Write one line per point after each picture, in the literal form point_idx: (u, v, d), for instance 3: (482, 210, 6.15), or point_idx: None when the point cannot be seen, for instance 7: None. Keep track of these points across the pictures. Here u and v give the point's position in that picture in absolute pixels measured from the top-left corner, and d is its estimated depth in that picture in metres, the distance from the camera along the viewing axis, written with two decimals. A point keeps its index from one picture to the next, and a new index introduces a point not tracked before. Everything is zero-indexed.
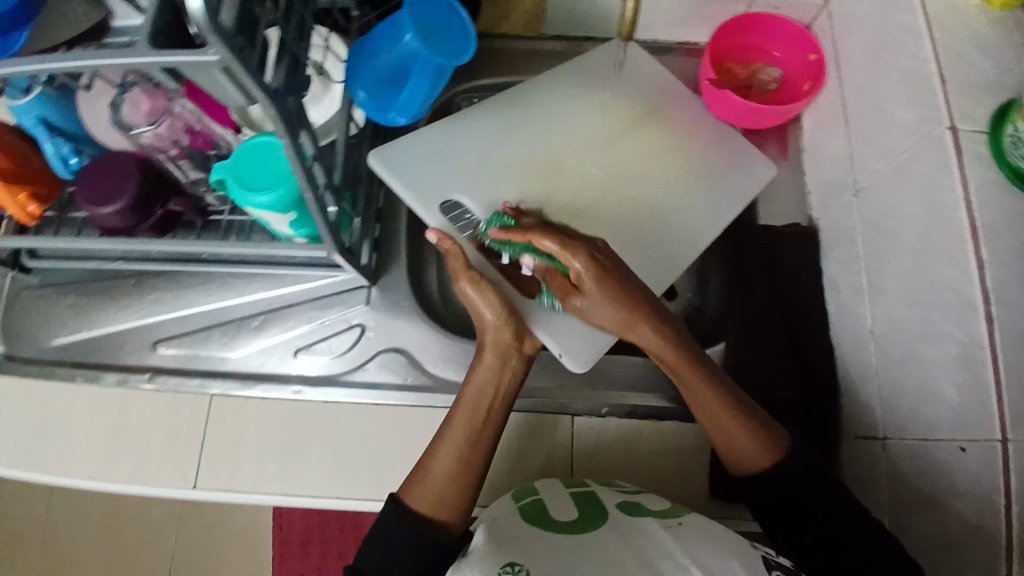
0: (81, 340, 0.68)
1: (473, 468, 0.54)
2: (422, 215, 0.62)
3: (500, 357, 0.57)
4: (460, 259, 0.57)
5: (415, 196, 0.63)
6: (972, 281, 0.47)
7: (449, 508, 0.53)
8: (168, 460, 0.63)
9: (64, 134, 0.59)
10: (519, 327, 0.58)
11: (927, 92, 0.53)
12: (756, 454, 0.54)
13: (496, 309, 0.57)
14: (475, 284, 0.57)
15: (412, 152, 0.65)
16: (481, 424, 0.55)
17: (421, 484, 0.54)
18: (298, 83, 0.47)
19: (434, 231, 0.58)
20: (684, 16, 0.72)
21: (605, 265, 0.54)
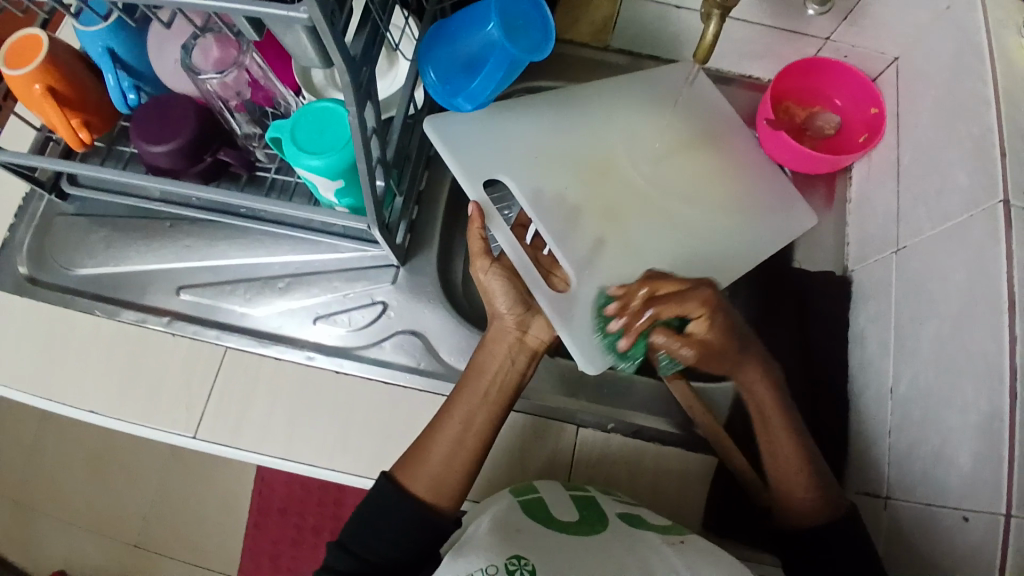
0: (106, 274, 0.68)
1: (464, 449, 0.54)
2: (466, 189, 0.62)
3: (503, 345, 0.58)
4: (479, 241, 0.58)
5: (462, 170, 0.63)
6: (1002, 355, 0.46)
7: (441, 489, 0.53)
8: (174, 406, 0.63)
9: (126, 69, 0.60)
10: (526, 318, 0.59)
11: (986, 160, 0.52)
12: (802, 498, 0.57)
13: (503, 296, 0.58)
14: (485, 269, 0.58)
15: (469, 127, 0.65)
16: (475, 406, 0.55)
17: (419, 465, 0.53)
18: (373, 57, 0.47)
19: (474, 206, 0.57)
20: (754, 51, 0.73)
21: (719, 312, 0.53)
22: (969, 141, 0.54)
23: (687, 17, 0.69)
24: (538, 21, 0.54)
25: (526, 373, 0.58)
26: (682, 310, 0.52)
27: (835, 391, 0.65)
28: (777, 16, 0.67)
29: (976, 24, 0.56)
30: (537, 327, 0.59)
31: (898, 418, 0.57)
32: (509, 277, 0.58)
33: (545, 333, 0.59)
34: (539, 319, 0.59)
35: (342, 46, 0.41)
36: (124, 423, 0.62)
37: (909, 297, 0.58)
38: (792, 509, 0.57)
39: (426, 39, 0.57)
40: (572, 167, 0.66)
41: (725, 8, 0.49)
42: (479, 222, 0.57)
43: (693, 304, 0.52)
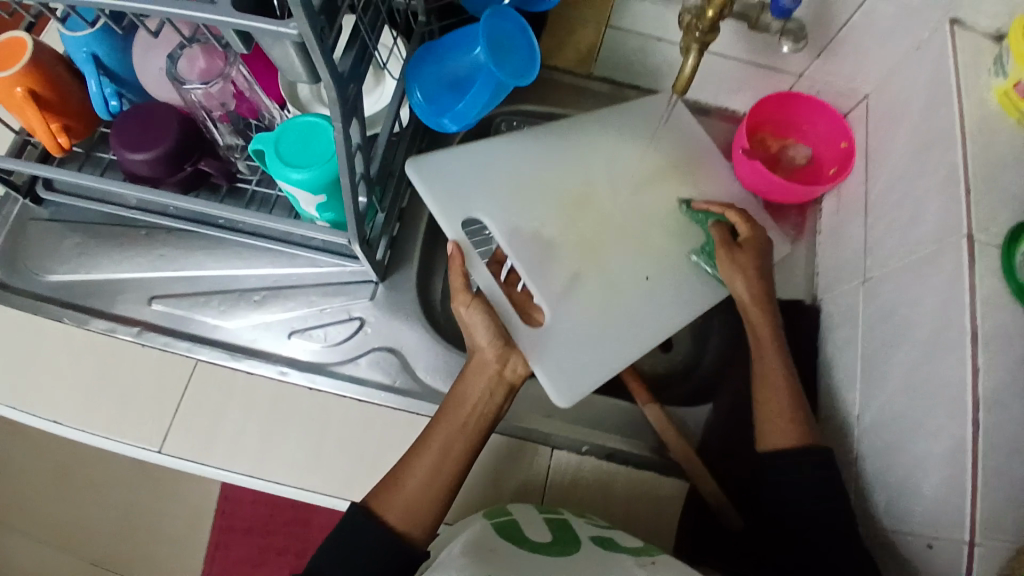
0: (78, 282, 0.67)
1: (440, 477, 0.53)
2: (444, 227, 0.63)
3: (482, 376, 0.57)
4: (460, 278, 0.59)
5: (441, 208, 0.64)
6: (966, 386, 0.48)
7: (416, 516, 0.52)
8: (142, 417, 0.62)
9: (109, 75, 0.60)
10: (506, 353, 0.58)
11: (952, 197, 0.54)
12: (786, 429, 0.57)
13: (483, 330, 0.58)
14: (467, 303, 0.58)
15: (451, 166, 0.66)
16: (453, 435, 0.55)
17: (393, 493, 0.52)
18: (361, 73, 0.48)
19: (453, 245, 0.59)
20: (731, 84, 0.75)
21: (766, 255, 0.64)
22: (937, 178, 0.56)
23: (668, 48, 0.71)
24: (524, 45, 0.55)
25: (504, 406, 0.57)
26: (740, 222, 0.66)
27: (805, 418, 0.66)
28: (755, 50, 0.69)
29: (943, 66, 0.58)
30: (516, 360, 0.59)
31: (865, 445, 0.58)
32: (489, 311, 0.59)
33: (523, 367, 0.59)
34: (518, 354, 0.59)
35: (330, 61, 0.42)
36: (88, 433, 0.61)
37: (877, 327, 0.60)
38: (781, 442, 0.57)
39: (412, 60, 0.57)
40: (553, 201, 0.67)
41: (704, 42, 0.50)
42: (459, 260, 0.59)
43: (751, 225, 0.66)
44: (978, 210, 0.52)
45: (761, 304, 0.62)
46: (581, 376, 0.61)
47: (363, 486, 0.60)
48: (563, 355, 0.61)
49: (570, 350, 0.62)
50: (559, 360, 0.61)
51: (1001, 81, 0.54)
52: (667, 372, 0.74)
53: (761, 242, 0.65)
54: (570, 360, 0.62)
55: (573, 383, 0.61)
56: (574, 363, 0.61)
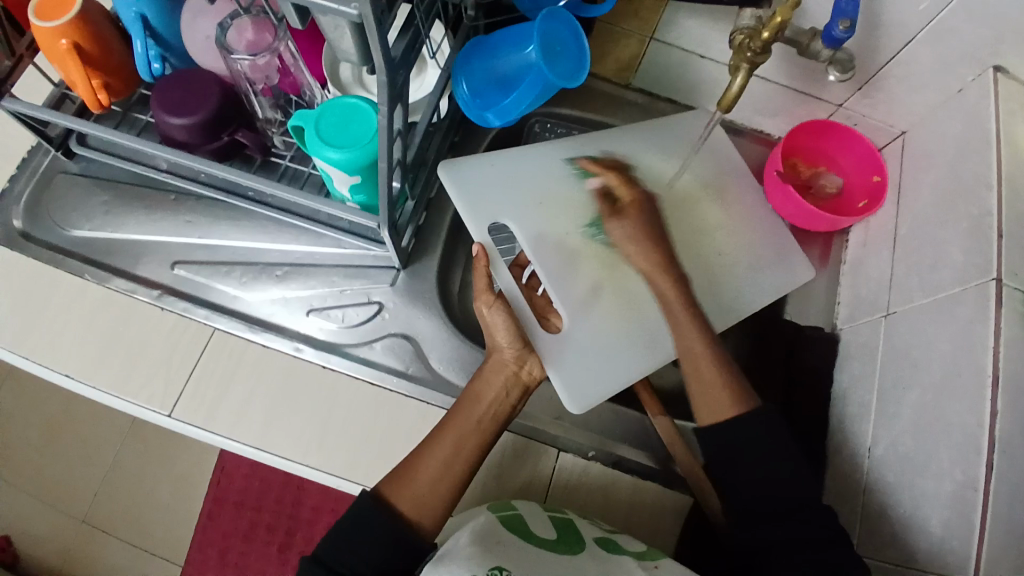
0: (102, 239, 0.67)
1: (452, 471, 0.53)
2: (471, 229, 0.64)
3: (499, 376, 0.58)
4: (485, 277, 0.59)
5: (471, 214, 0.64)
6: (983, 427, 0.48)
7: (427, 507, 0.52)
8: (153, 379, 0.62)
9: (155, 37, 0.60)
10: (525, 355, 0.59)
11: (982, 240, 0.54)
12: (723, 402, 0.59)
13: (504, 331, 0.58)
14: (489, 304, 0.58)
15: (482, 171, 0.67)
16: (467, 433, 0.55)
17: (405, 482, 0.52)
18: (411, 61, 0.47)
19: (479, 246, 0.59)
20: (767, 108, 0.75)
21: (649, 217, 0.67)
22: (967, 220, 0.56)
23: (709, 67, 0.71)
24: (574, 49, 0.55)
25: (517, 407, 0.58)
26: (619, 187, 0.68)
27: (813, 445, 0.66)
28: (796, 78, 0.69)
29: (984, 110, 0.58)
30: (534, 363, 0.60)
31: (874, 478, 0.58)
32: (512, 313, 0.59)
33: (538, 370, 0.60)
34: (536, 357, 0.60)
35: (385, 44, 0.41)
36: (98, 390, 0.61)
37: (894, 362, 0.60)
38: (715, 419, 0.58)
39: (464, 52, 0.58)
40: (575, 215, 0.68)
41: (754, 63, 0.50)
42: (484, 262, 0.59)
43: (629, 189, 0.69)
44: (1008, 255, 0.52)
45: (666, 272, 0.65)
46: (593, 386, 0.62)
47: (368, 470, 0.60)
48: (579, 365, 0.62)
49: (586, 361, 0.62)
50: (574, 369, 0.62)
51: None
52: (677, 387, 0.74)
53: (642, 204, 0.68)
54: (584, 370, 0.62)
55: (585, 391, 0.61)
56: (587, 372, 0.62)
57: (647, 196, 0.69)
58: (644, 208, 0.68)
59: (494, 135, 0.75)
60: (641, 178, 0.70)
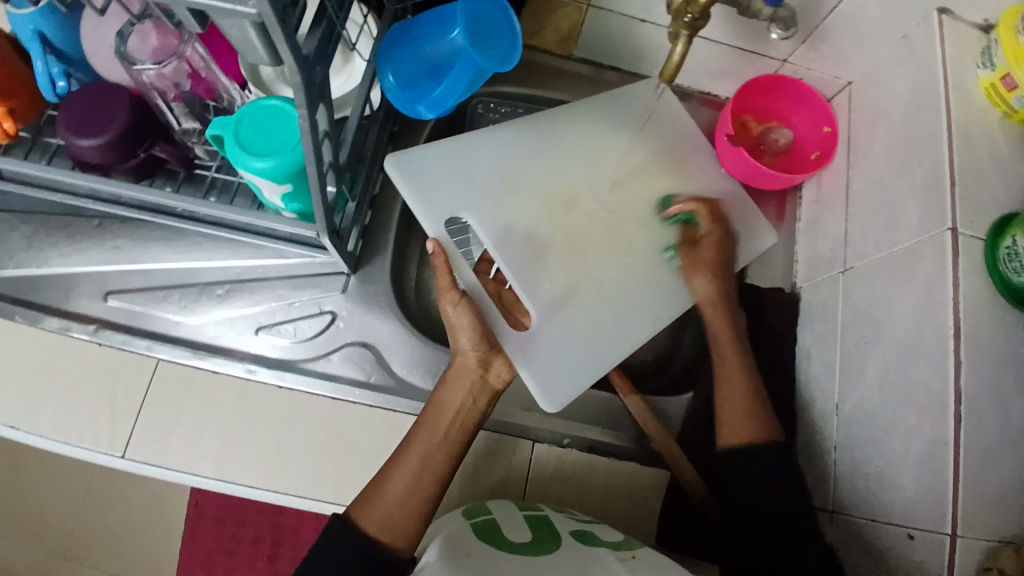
0: (26, 276, 0.63)
1: (422, 487, 0.51)
2: (424, 223, 0.61)
3: (464, 382, 0.55)
4: (448, 276, 0.56)
5: (419, 205, 0.62)
6: (947, 382, 0.47)
7: (397, 527, 0.50)
8: (99, 421, 0.58)
9: (57, 54, 0.55)
10: (487, 354, 0.57)
11: (936, 191, 0.53)
12: (744, 430, 0.57)
13: (469, 332, 0.56)
14: (455, 302, 0.56)
15: (428, 161, 0.64)
16: (433, 447, 0.53)
17: (372, 502, 0.51)
18: (328, 55, 0.43)
19: (434, 243, 0.57)
20: (712, 70, 0.73)
21: (727, 249, 0.65)
22: (920, 172, 0.55)
23: (652, 32, 0.69)
24: (507, 30, 0.52)
25: (487, 412, 0.55)
26: (710, 221, 0.66)
27: (784, 408, 0.65)
28: (741, 36, 0.66)
29: (933, 56, 0.56)
30: (500, 366, 0.57)
31: (843, 438, 0.58)
32: (477, 313, 0.57)
33: (506, 372, 0.58)
34: (502, 358, 0.57)
35: (293, 44, 0.37)
36: (41, 440, 0.58)
37: (855, 320, 0.59)
38: (739, 439, 0.57)
39: (387, 38, 0.54)
40: (528, 200, 0.65)
41: (694, 29, 0.47)
42: (443, 258, 0.57)
43: (719, 223, 0.66)
44: (961, 204, 0.51)
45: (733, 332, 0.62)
46: (566, 380, 0.61)
47: (337, 487, 0.58)
48: (548, 360, 0.60)
49: (554, 356, 0.61)
50: (542, 363, 0.60)
51: (988, 73, 0.54)
52: (647, 362, 0.74)
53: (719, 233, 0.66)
54: (553, 364, 0.61)
55: (557, 387, 0.60)
56: (556, 366, 0.61)
57: (727, 231, 0.66)
58: (727, 241, 0.65)
59: (433, 123, 0.71)
60: (590, 155, 0.68)
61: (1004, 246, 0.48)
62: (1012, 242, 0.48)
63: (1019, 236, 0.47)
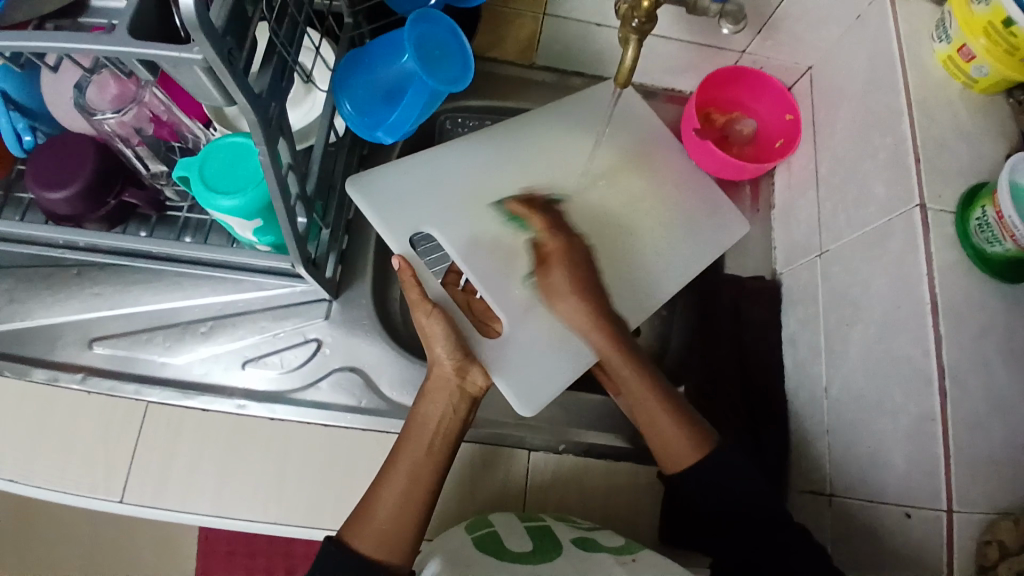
0: (10, 330, 0.63)
1: (413, 501, 0.52)
2: (387, 239, 0.62)
3: (443, 394, 0.56)
4: (417, 289, 0.56)
5: (385, 223, 0.62)
6: (929, 357, 0.48)
7: (392, 543, 0.50)
8: (93, 468, 0.59)
9: (20, 108, 0.55)
10: (464, 363, 0.57)
11: (901, 168, 0.53)
12: (684, 446, 0.55)
13: (443, 342, 0.56)
14: (428, 313, 0.56)
15: (395, 178, 0.65)
16: (419, 460, 0.53)
17: (364, 523, 0.50)
18: (282, 89, 0.44)
19: (399, 259, 0.56)
20: (673, 66, 0.74)
21: (577, 261, 0.63)
22: (884, 150, 0.55)
23: (608, 34, 0.69)
24: (457, 48, 0.52)
25: (468, 420, 0.56)
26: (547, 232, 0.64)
27: (773, 396, 0.65)
28: (697, 31, 0.67)
29: (887, 34, 0.57)
30: (477, 372, 0.57)
31: (832, 420, 0.58)
32: (450, 322, 0.57)
33: (481, 379, 0.58)
34: (477, 366, 0.58)
35: (245, 84, 0.38)
36: (37, 492, 0.58)
37: (834, 303, 0.59)
38: (682, 464, 0.55)
39: (340, 68, 0.54)
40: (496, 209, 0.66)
41: (642, 32, 0.47)
42: (409, 272, 0.56)
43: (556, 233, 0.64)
44: (927, 179, 0.51)
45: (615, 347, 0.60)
46: (543, 384, 0.61)
47: (335, 514, 0.58)
48: (524, 365, 0.61)
49: (530, 361, 0.61)
50: (518, 371, 0.60)
51: (944, 46, 0.54)
52: None
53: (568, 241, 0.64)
54: (531, 370, 0.61)
55: (533, 391, 0.60)
56: (533, 372, 0.61)
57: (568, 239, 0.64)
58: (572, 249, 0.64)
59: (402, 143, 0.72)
60: (561, 163, 0.69)
61: (975, 217, 0.48)
62: (983, 213, 0.48)
63: (988, 206, 0.48)
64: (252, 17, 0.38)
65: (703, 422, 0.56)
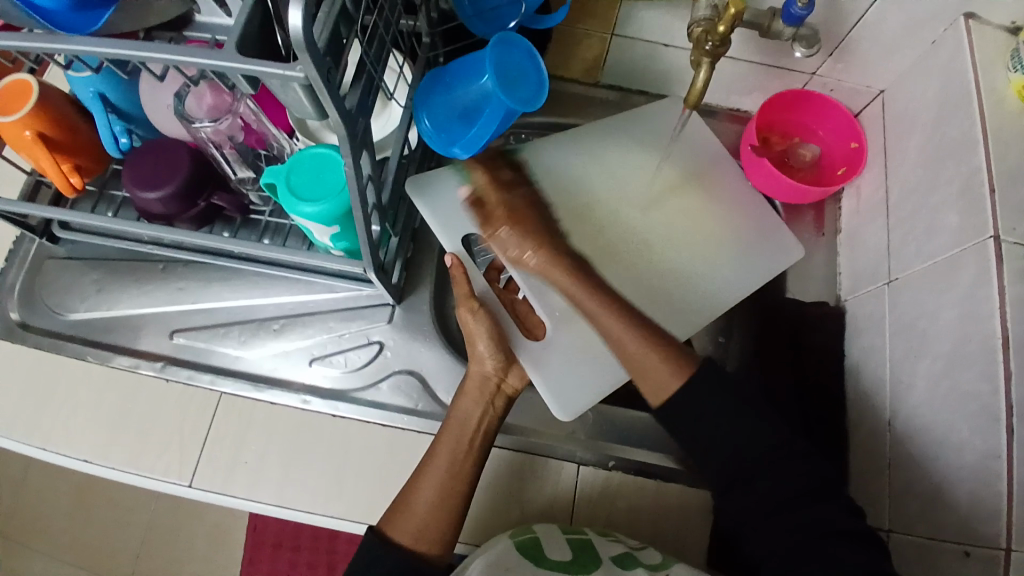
0: (97, 319, 0.68)
1: (452, 496, 0.53)
2: (442, 241, 0.65)
3: (482, 392, 0.58)
4: (465, 287, 0.60)
5: (440, 228, 0.65)
6: (998, 392, 0.47)
7: (428, 535, 0.51)
8: (165, 453, 0.62)
9: (118, 113, 0.59)
10: (502, 362, 0.59)
11: (976, 198, 0.52)
12: (665, 374, 0.55)
13: (485, 339, 0.59)
14: (474, 311, 0.59)
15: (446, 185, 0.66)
16: (460, 455, 0.55)
17: (403, 513, 0.52)
18: (369, 107, 0.46)
19: (451, 257, 0.60)
20: (741, 87, 0.74)
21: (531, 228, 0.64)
22: (957, 178, 0.55)
23: (676, 55, 0.71)
24: (534, 73, 0.54)
25: (503, 417, 0.58)
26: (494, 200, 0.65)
27: (833, 421, 0.65)
28: (764, 53, 0.68)
29: (963, 60, 0.56)
30: (514, 376, 0.60)
31: (897, 451, 0.57)
32: (493, 323, 0.60)
33: (519, 381, 0.61)
34: (516, 368, 0.61)
35: (338, 99, 0.40)
36: (114, 472, 0.61)
37: (901, 332, 0.59)
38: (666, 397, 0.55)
39: (422, 86, 0.56)
40: None
41: (715, 56, 0.49)
42: (461, 269, 0.60)
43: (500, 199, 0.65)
44: (1002, 210, 0.50)
45: (606, 307, 0.60)
46: (580, 390, 0.63)
47: None
48: (559, 372, 0.63)
49: (566, 367, 0.63)
50: (555, 374, 0.63)
51: (1019, 75, 0.53)
52: None
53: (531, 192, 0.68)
54: (564, 376, 0.63)
55: (571, 398, 0.62)
56: (569, 380, 0.63)
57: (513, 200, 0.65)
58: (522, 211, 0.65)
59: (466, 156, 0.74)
60: (617, 180, 0.71)
61: None
62: None
63: None
64: (347, 40, 0.41)
65: (686, 349, 0.57)
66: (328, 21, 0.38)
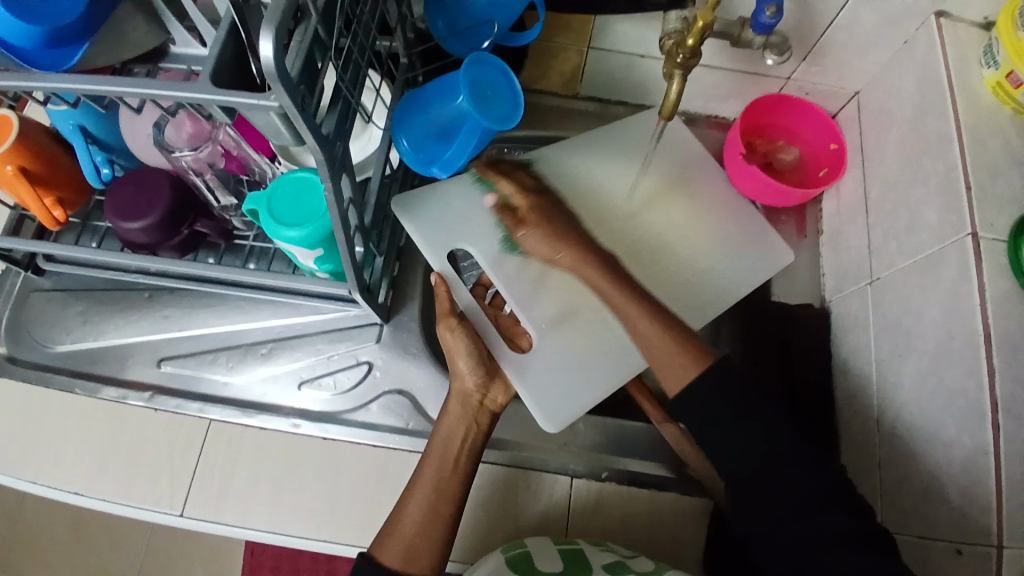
0: (85, 350, 0.67)
1: (441, 517, 0.53)
2: (429, 259, 0.66)
3: (468, 409, 0.58)
4: (447, 303, 0.61)
5: (426, 244, 0.66)
6: (982, 389, 0.47)
7: (417, 556, 0.51)
8: (157, 483, 0.62)
9: (98, 143, 0.59)
10: (484, 380, 0.60)
11: (954, 197, 0.52)
12: (678, 367, 0.57)
13: (464, 357, 0.60)
14: (452, 329, 0.60)
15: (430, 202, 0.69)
16: (446, 474, 0.55)
17: (392, 535, 0.52)
18: (346, 131, 0.46)
19: (434, 278, 0.62)
20: (719, 94, 0.75)
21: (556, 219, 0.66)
22: (935, 177, 0.55)
23: (653, 65, 0.71)
24: (509, 91, 0.55)
25: (487, 432, 0.58)
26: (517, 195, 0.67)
27: (824, 422, 0.65)
28: (740, 60, 0.68)
29: (935, 62, 0.57)
30: (496, 390, 0.61)
31: (887, 451, 0.57)
32: (473, 339, 0.60)
33: (502, 395, 0.61)
34: (499, 384, 0.61)
35: (313, 125, 0.40)
36: (104, 504, 0.61)
37: (886, 332, 0.59)
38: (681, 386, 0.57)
39: (397, 108, 0.57)
40: None
41: (686, 67, 0.49)
42: (444, 287, 0.61)
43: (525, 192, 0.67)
44: (979, 207, 0.51)
45: (626, 296, 0.63)
46: (565, 402, 0.63)
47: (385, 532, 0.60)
48: (545, 382, 0.63)
49: (554, 378, 0.63)
50: (539, 385, 0.63)
51: (992, 72, 0.54)
52: None
53: (540, 201, 0.67)
54: (553, 388, 0.63)
55: (555, 409, 0.62)
56: (557, 393, 0.63)
57: (538, 191, 0.67)
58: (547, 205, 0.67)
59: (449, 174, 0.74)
60: (601, 192, 0.71)
61: None
62: None
63: None
64: (321, 65, 0.41)
65: (697, 336, 0.59)
66: (300, 48, 0.38)
